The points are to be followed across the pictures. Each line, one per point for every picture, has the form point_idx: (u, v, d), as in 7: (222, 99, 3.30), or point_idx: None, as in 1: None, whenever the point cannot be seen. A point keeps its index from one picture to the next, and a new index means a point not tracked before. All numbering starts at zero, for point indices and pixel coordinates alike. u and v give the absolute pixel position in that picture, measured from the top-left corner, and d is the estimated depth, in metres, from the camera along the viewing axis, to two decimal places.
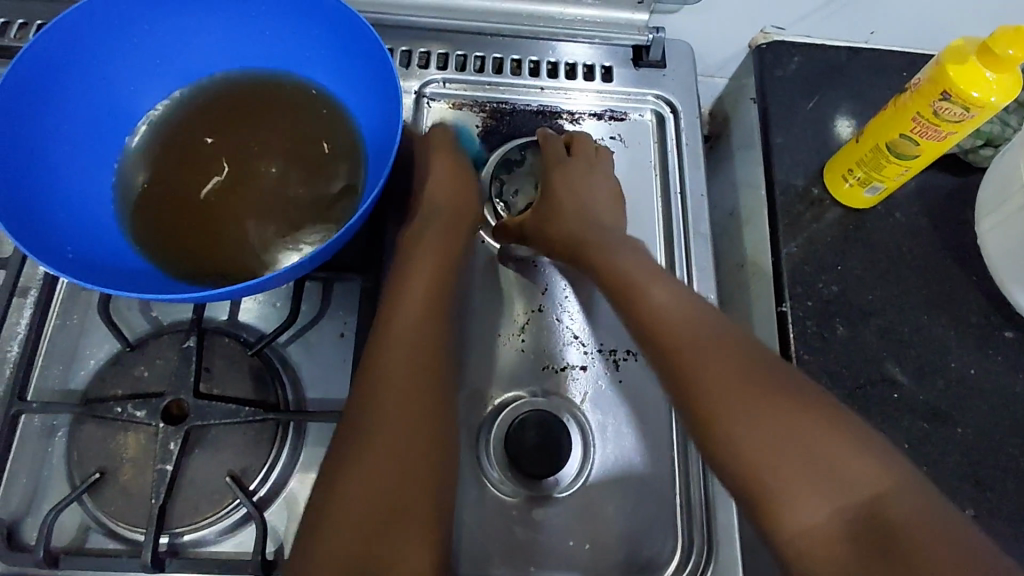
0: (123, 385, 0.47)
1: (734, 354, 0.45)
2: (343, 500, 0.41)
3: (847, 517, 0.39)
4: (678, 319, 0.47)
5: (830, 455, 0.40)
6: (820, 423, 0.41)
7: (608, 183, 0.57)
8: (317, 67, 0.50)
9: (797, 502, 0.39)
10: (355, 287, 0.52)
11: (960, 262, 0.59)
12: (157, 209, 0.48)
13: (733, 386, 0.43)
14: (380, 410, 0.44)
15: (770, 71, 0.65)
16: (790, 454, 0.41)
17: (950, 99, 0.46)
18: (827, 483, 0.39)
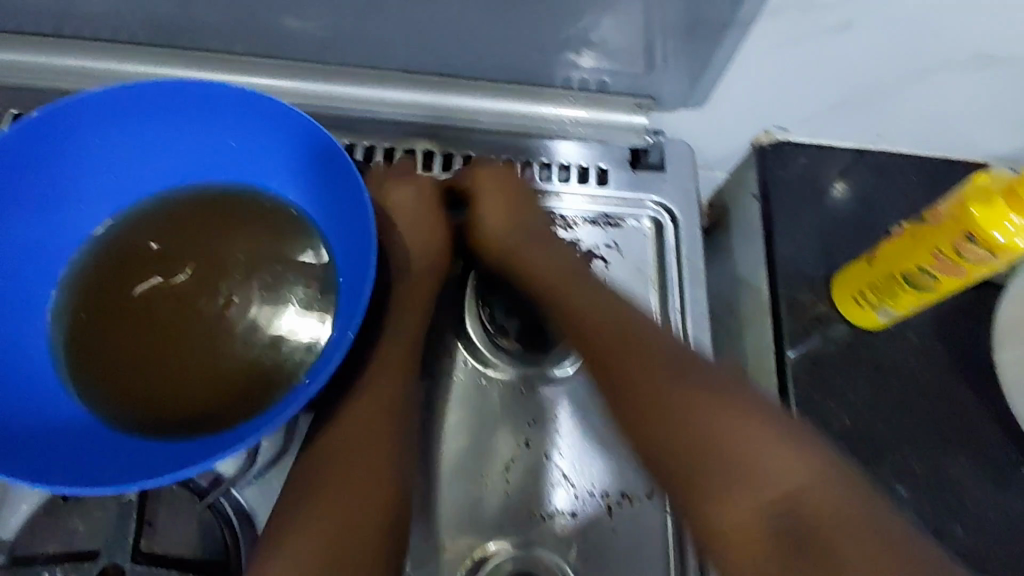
0: (54, 543, 0.42)
1: (679, 363, 0.45)
2: (311, 503, 0.42)
3: (764, 516, 0.40)
4: (642, 333, 0.47)
5: (783, 460, 0.41)
6: (725, 410, 0.43)
7: (529, 194, 0.55)
8: (281, 177, 0.47)
9: (724, 509, 0.40)
10: (324, 420, 0.47)
11: (975, 388, 0.55)
12: (101, 345, 0.44)
13: (650, 376, 0.45)
14: (352, 436, 0.45)
15: (773, 172, 0.61)
16: (733, 471, 0.41)
17: (974, 241, 0.43)
18: (745, 489, 0.40)
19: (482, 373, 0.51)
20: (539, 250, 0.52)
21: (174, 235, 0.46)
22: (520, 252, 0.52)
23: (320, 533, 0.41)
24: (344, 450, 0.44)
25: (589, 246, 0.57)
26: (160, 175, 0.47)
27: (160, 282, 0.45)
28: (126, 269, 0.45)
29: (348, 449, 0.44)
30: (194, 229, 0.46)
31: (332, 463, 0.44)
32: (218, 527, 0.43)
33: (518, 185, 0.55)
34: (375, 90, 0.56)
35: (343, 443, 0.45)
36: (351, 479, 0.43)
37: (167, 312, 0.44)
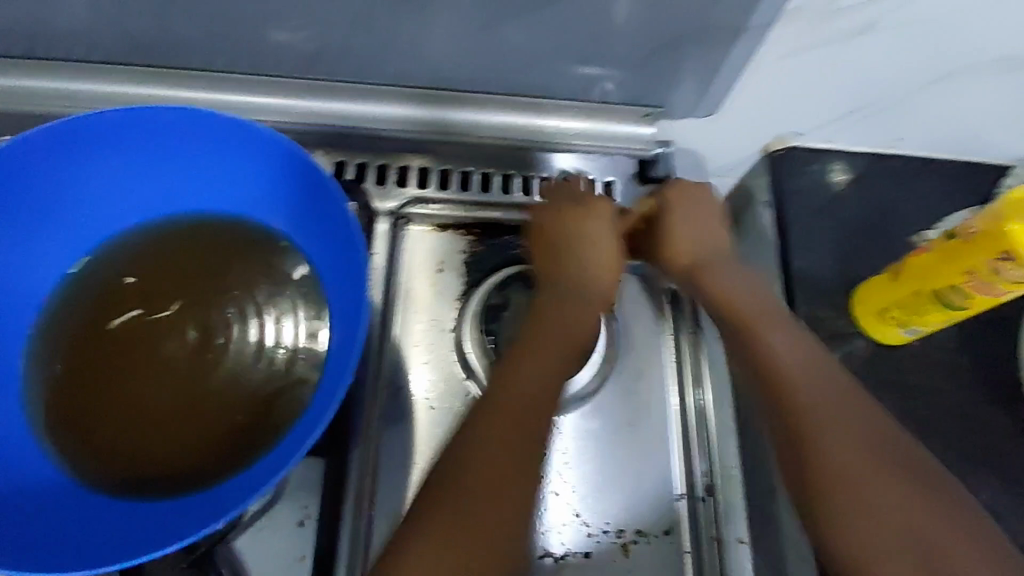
0: None
1: (849, 389, 0.42)
2: (442, 509, 0.40)
3: (909, 561, 0.38)
4: (810, 378, 0.43)
5: (920, 508, 0.39)
6: (904, 486, 0.40)
7: (715, 206, 0.51)
8: (264, 204, 0.44)
9: (858, 540, 0.39)
10: (319, 462, 0.45)
11: (1005, 405, 0.52)
12: (77, 392, 0.41)
13: (855, 452, 0.41)
14: (487, 446, 0.42)
15: (785, 178, 0.57)
16: (904, 531, 0.39)
17: (1010, 261, 0.40)
18: (896, 531, 0.39)
19: None
20: (727, 280, 0.48)
21: (152, 267, 0.43)
22: (702, 277, 0.48)
23: (472, 536, 0.40)
24: (483, 452, 0.41)
25: None
26: (138, 206, 0.44)
27: (136, 315, 0.42)
28: (102, 309, 0.42)
29: (499, 453, 0.41)
30: (174, 260, 0.43)
31: (464, 468, 0.41)
32: None
33: (705, 199, 0.50)
34: (368, 106, 0.54)
35: (470, 456, 0.41)
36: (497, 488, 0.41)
37: (147, 355, 0.41)
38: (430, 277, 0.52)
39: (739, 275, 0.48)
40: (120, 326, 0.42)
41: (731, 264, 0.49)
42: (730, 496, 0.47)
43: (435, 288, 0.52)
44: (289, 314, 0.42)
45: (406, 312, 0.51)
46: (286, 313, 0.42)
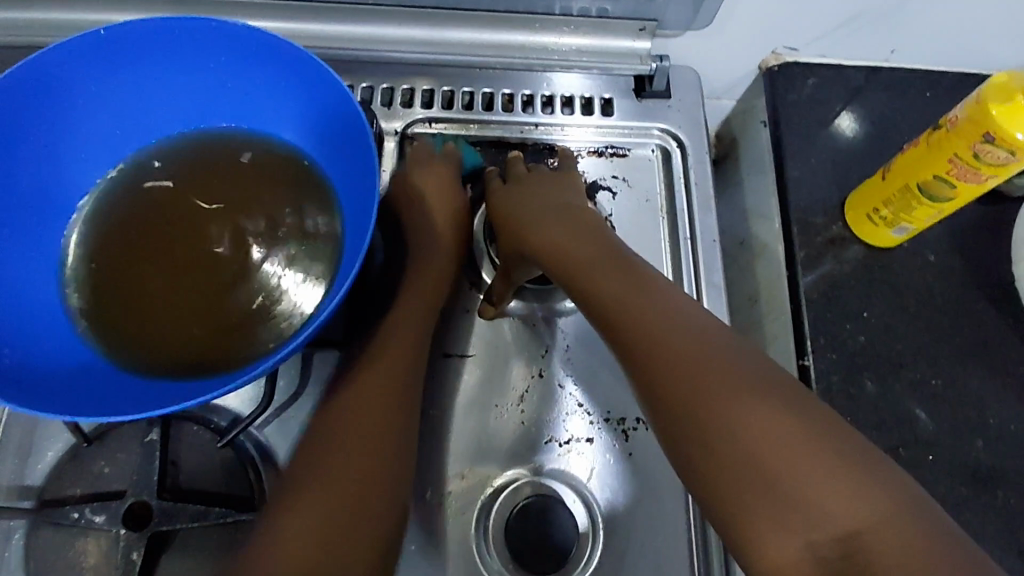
0: (82, 485, 0.42)
1: (718, 361, 0.36)
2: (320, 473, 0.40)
3: (821, 554, 0.30)
4: (670, 355, 0.37)
5: (827, 480, 0.31)
6: (767, 402, 0.33)
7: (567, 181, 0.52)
8: (282, 118, 0.46)
9: (767, 536, 0.31)
10: (337, 358, 0.48)
11: (996, 304, 0.54)
12: (112, 284, 0.43)
13: (680, 347, 0.37)
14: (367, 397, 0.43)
15: (782, 95, 0.60)
16: (742, 449, 0.33)
17: (992, 143, 0.41)
18: (792, 515, 0.31)
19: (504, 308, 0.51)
20: (615, 281, 0.42)
21: (179, 159, 0.46)
22: (589, 288, 0.43)
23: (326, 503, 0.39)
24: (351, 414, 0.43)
25: (595, 177, 0.56)
26: (165, 122, 0.46)
27: (166, 185, 0.45)
28: (137, 194, 0.46)
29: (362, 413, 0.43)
30: (197, 155, 0.46)
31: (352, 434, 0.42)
32: (239, 464, 0.43)
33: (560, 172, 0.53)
34: (374, 28, 0.55)
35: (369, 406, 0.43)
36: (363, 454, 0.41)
37: (171, 233, 0.44)
38: (437, 195, 0.55)
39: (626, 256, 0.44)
40: (152, 199, 0.45)
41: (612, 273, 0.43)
42: None
43: (442, 204, 0.55)
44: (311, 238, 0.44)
45: (415, 226, 0.54)
46: (307, 236, 0.44)
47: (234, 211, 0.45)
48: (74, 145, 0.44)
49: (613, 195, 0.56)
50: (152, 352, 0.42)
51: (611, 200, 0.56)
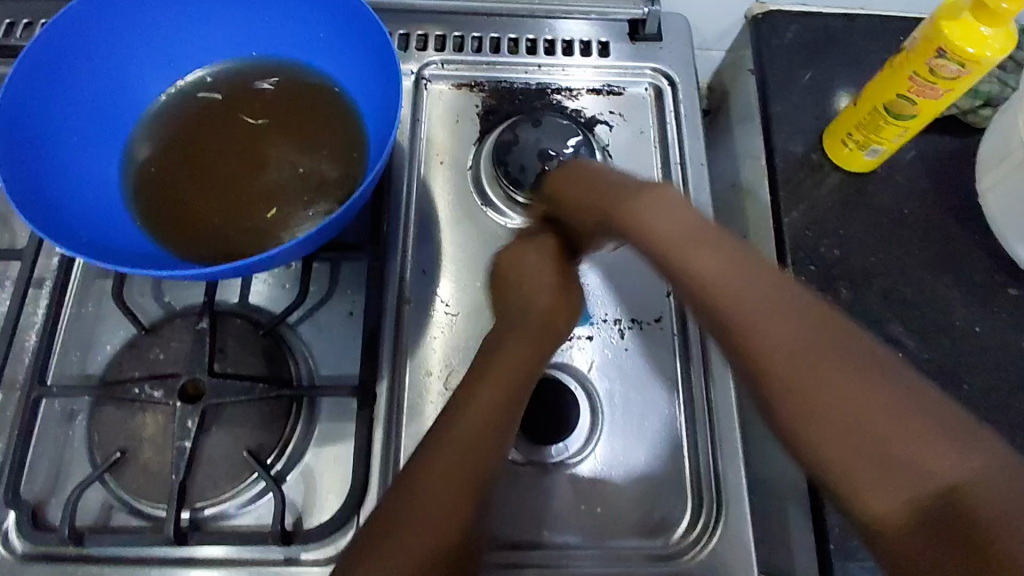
0: (139, 368, 0.48)
1: (818, 319, 0.37)
2: (395, 524, 0.37)
3: (920, 507, 0.31)
4: (768, 322, 0.36)
5: (883, 402, 0.33)
6: (838, 353, 0.35)
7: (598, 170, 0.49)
8: (311, 47, 0.51)
9: (868, 497, 0.32)
10: (363, 266, 0.53)
11: (962, 222, 0.59)
12: (156, 175, 0.48)
13: (760, 287, 0.38)
14: (478, 434, 0.41)
15: (767, 40, 0.65)
16: (812, 359, 0.35)
17: (945, 57, 0.46)
18: (892, 470, 0.32)
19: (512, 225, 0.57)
20: (646, 204, 0.43)
21: (224, 80, 0.52)
22: (677, 260, 0.40)
23: (413, 554, 0.36)
24: (455, 438, 0.40)
25: (593, 113, 0.61)
26: (209, 52, 0.51)
27: (214, 98, 0.51)
28: (185, 109, 0.51)
29: (461, 444, 0.40)
30: (239, 79, 0.51)
31: (432, 465, 0.39)
32: (279, 352, 0.49)
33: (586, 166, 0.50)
34: None
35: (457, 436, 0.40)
36: (439, 497, 0.38)
37: (217, 137, 0.49)
38: (449, 128, 0.60)
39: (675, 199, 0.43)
40: (200, 109, 0.50)
41: (687, 233, 0.41)
42: None
43: (454, 137, 0.60)
44: (341, 151, 0.48)
45: (429, 155, 0.59)
46: (338, 150, 0.48)
47: (273, 123, 0.50)
48: (136, 64, 0.50)
49: (610, 128, 0.61)
50: (194, 242, 0.46)
51: (608, 131, 0.61)
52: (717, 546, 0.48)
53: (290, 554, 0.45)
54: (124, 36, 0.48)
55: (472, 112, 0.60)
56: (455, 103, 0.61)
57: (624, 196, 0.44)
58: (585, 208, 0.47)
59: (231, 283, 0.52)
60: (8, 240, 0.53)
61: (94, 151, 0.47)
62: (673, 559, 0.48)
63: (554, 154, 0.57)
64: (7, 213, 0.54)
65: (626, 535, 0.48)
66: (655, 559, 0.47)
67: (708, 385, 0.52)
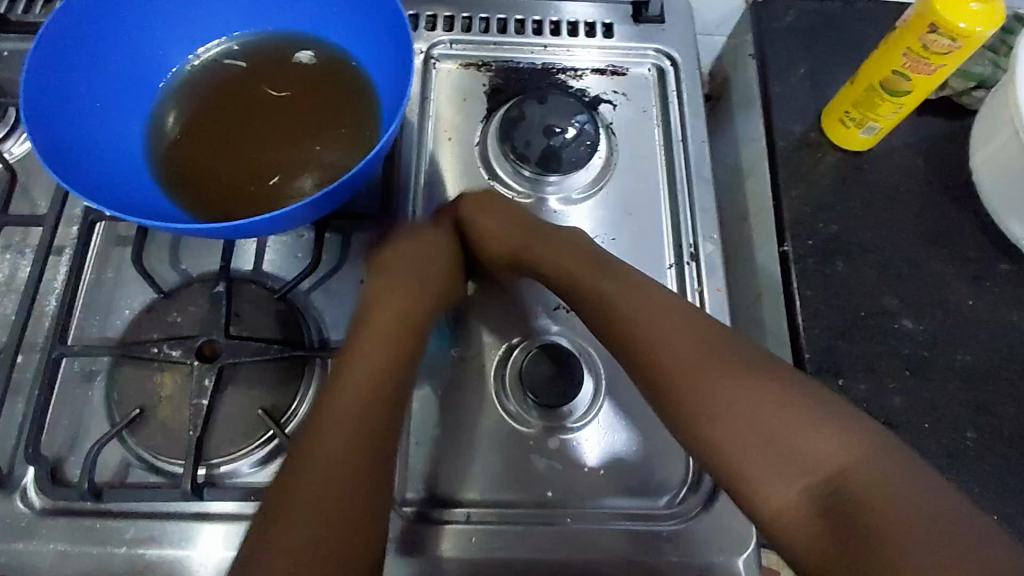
0: (158, 331, 0.49)
1: (705, 342, 0.46)
2: (297, 497, 0.40)
3: (812, 493, 0.39)
4: (665, 349, 0.46)
5: (783, 413, 0.42)
6: (748, 384, 0.43)
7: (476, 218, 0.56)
8: (327, 21, 0.52)
9: (767, 488, 0.40)
10: (374, 237, 0.55)
11: (955, 200, 0.61)
12: (179, 142, 0.49)
13: (682, 325, 0.47)
14: (335, 434, 0.42)
15: (767, 24, 0.67)
16: (730, 378, 0.44)
17: (937, 32, 0.48)
18: (783, 463, 0.41)
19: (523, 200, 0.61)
20: (609, 282, 0.50)
21: (244, 50, 0.53)
22: (587, 284, 0.51)
23: (317, 523, 0.39)
24: (338, 396, 0.44)
25: (598, 93, 0.63)
26: (228, 26, 0.53)
27: (235, 67, 0.52)
28: (207, 78, 0.52)
29: (341, 420, 0.43)
30: (259, 51, 0.53)
31: (314, 442, 0.42)
32: (293, 316, 0.50)
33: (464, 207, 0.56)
34: None
35: (332, 434, 0.42)
36: (346, 468, 0.41)
37: (238, 104, 0.51)
38: (457, 106, 0.61)
39: (563, 237, 0.54)
40: (221, 78, 0.52)
41: (582, 262, 0.52)
42: (711, 258, 0.57)
43: (462, 114, 0.61)
44: (357, 120, 0.50)
45: (438, 132, 0.60)
46: (353, 119, 0.50)
47: (291, 94, 0.51)
48: (159, 38, 0.51)
49: (613, 107, 0.63)
50: (215, 205, 0.47)
51: (611, 111, 0.62)
52: (718, 506, 0.49)
53: None
54: (148, 10, 0.49)
55: (481, 91, 0.62)
56: (462, 82, 0.62)
57: (540, 237, 0.54)
58: (499, 240, 0.55)
59: (246, 251, 0.53)
60: (29, 209, 0.55)
61: (117, 121, 0.49)
62: (674, 518, 0.49)
63: (559, 131, 0.58)
64: (28, 183, 0.56)
65: (628, 496, 0.50)
66: (656, 517, 0.49)
67: None
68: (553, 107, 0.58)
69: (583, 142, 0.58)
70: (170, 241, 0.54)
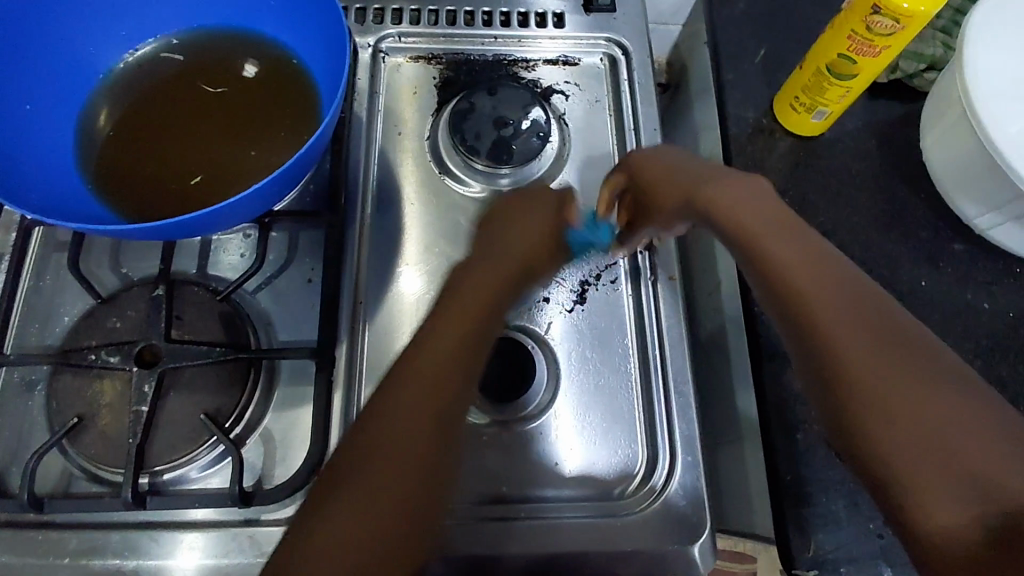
0: (97, 337, 0.48)
1: (883, 334, 0.40)
2: (346, 480, 0.39)
3: (986, 523, 0.34)
4: (841, 323, 0.41)
5: (974, 426, 0.37)
6: (932, 381, 0.38)
7: (658, 162, 0.53)
8: (265, 15, 0.51)
9: (932, 503, 0.36)
10: (321, 236, 0.54)
11: (908, 182, 0.61)
12: (114, 141, 0.48)
13: (841, 292, 0.42)
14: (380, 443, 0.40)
15: (719, 11, 0.67)
16: (892, 348, 0.40)
17: (880, 13, 0.48)
18: (959, 482, 0.35)
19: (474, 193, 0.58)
20: (780, 243, 0.45)
21: (181, 45, 0.52)
22: (758, 244, 0.45)
23: (382, 521, 0.38)
24: (405, 376, 0.41)
25: (550, 83, 0.62)
26: (164, 23, 0.52)
27: (173, 62, 0.51)
28: (143, 75, 0.51)
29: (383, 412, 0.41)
30: (196, 46, 0.52)
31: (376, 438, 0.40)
32: (236, 318, 0.49)
33: (667, 154, 0.54)
34: None
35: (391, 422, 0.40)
36: (395, 472, 0.39)
37: (175, 100, 0.50)
38: (407, 100, 0.61)
39: (756, 188, 0.49)
40: (157, 75, 0.51)
41: (766, 221, 0.46)
42: (664, 247, 0.57)
43: (412, 109, 0.60)
44: (297, 115, 0.49)
45: (388, 127, 0.59)
46: (293, 115, 0.49)
47: (230, 89, 0.50)
48: (89, 35, 0.50)
49: (566, 97, 0.62)
50: (149, 204, 0.46)
51: (564, 101, 0.62)
52: (670, 495, 0.49)
53: (249, 517, 0.45)
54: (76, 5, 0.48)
55: (431, 84, 0.61)
56: (411, 77, 0.61)
57: (706, 181, 0.50)
58: (672, 192, 0.51)
59: (189, 254, 0.53)
60: None
61: (48, 121, 0.47)
62: (627, 509, 0.49)
63: (511, 123, 0.57)
64: None
65: (581, 488, 0.50)
66: (613, 509, 0.49)
67: (662, 341, 0.53)
68: (502, 99, 0.58)
69: (535, 132, 0.57)
70: (111, 245, 0.52)
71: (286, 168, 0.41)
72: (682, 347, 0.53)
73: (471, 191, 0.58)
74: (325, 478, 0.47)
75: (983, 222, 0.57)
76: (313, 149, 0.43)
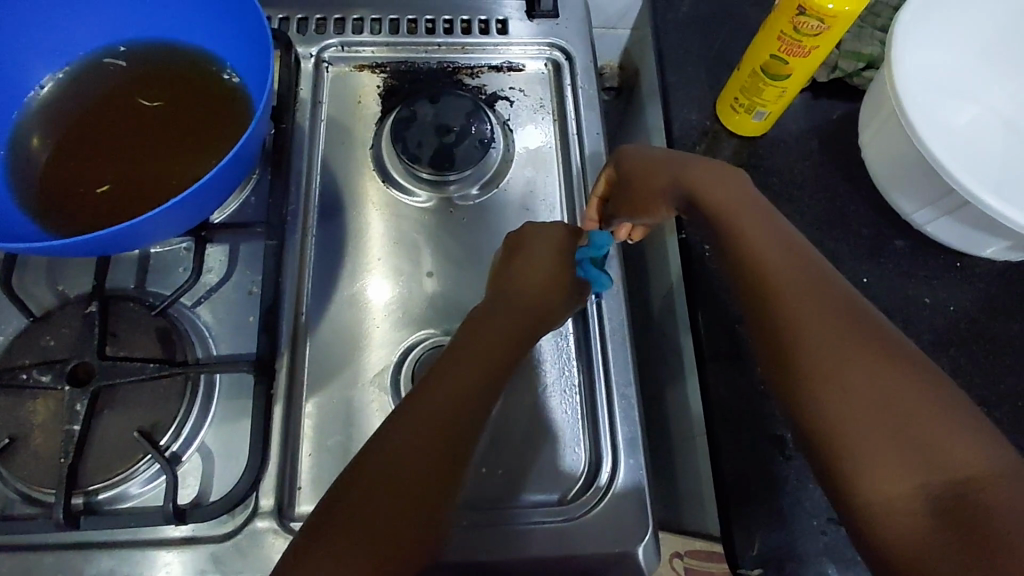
0: (30, 356, 0.47)
1: (846, 315, 0.41)
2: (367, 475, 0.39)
3: (934, 495, 0.34)
4: (806, 304, 0.41)
5: (934, 408, 0.37)
6: (889, 362, 0.38)
7: (660, 160, 0.53)
8: (195, 28, 0.51)
9: (876, 473, 0.36)
10: (261, 248, 0.54)
11: (849, 180, 0.61)
12: (39, 158, 0.48)
13: (806, 278, 0.43)
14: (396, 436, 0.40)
15: (662, 15, 0.67)
16: (857, 332, 0.40)
17: (806, 14, 0.49)
18: (911, 457, 0.35)
19: (418, 202, 0.58)
20: (753, 229, 0.46)
21: (111, 59, 0.52)
22: (733, 230, 0.46)
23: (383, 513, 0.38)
24: (435, 378, 0.43)
25: (494, 90, 0.62)
26: (91, 37, 0.51)
27: (104, 76, 0.51)
28: (74, 89, 0.50)
29: (435, 396, 0.42)
30: (127, 59, 0.51)
31: (391, 434, 0.40)
32: (173, 333, 0.49)
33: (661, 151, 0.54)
34: None
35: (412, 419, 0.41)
36: (416, 465, 0.39)
37: (106, 113, 0.49)
38: (352, 110, 0.61)
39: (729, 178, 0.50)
40: (88, 89, 0.51)
41: (741, 205, 0.48)
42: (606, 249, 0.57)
43: (357, 118, 0.60)
44: (229, 125, 0.49)
45: (332, 138, 0.59)
46: (225, 124, 0.49)
47: (162, 102, 0.50)
48: (16, 53, 0.49)
49: (511, 103, 0.62)
50: (74, 219, 0.45)
51: (508, 107, 0.62)
52: (618, 497, 0.49)
53: (188, 535, 0.45)
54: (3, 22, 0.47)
55: (376, 93, 0.61)
56: (355, 86, 0.61)
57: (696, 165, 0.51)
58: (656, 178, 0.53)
59: (128, 269, 0.52)
60: None
61: None
62: (574, 513, 0.49)
63: (453, 130, 0.57)
64: None
65: (531, 494, 0.50)
66: (558, 512, 0.49)
67: (607, 345, 0.54)
68: (444, 108, 0.58)
69: (477, 139, 0.58)
70: (47, 263, 0.52)
71: (207, 178, 0.41)
72: (626, 349, 0.54)
73: (416, 200, 0.58)
74: (263, 495, 0.47)
75: (920, 218, 0.58)
76: (237, 161, 0.43)
